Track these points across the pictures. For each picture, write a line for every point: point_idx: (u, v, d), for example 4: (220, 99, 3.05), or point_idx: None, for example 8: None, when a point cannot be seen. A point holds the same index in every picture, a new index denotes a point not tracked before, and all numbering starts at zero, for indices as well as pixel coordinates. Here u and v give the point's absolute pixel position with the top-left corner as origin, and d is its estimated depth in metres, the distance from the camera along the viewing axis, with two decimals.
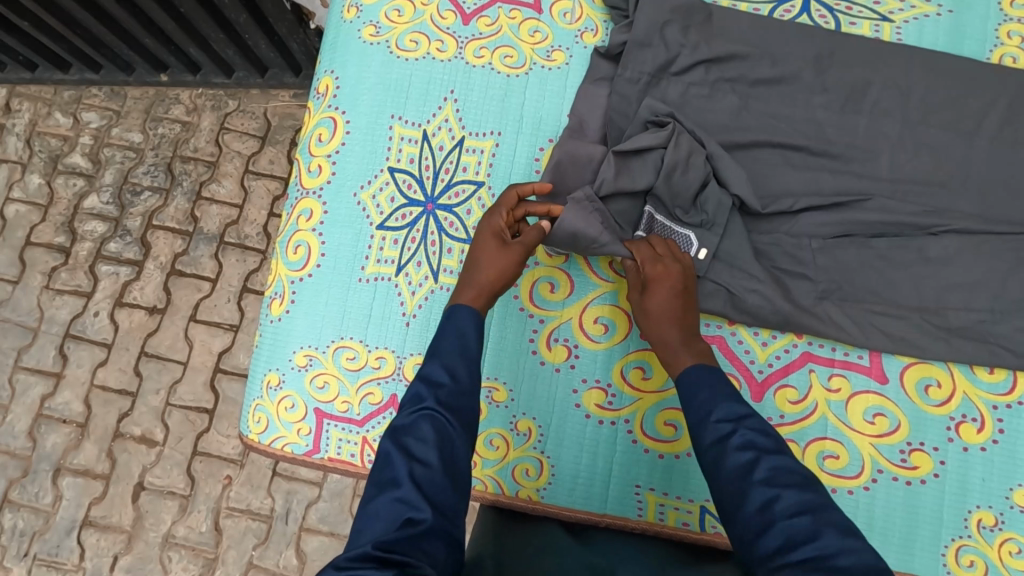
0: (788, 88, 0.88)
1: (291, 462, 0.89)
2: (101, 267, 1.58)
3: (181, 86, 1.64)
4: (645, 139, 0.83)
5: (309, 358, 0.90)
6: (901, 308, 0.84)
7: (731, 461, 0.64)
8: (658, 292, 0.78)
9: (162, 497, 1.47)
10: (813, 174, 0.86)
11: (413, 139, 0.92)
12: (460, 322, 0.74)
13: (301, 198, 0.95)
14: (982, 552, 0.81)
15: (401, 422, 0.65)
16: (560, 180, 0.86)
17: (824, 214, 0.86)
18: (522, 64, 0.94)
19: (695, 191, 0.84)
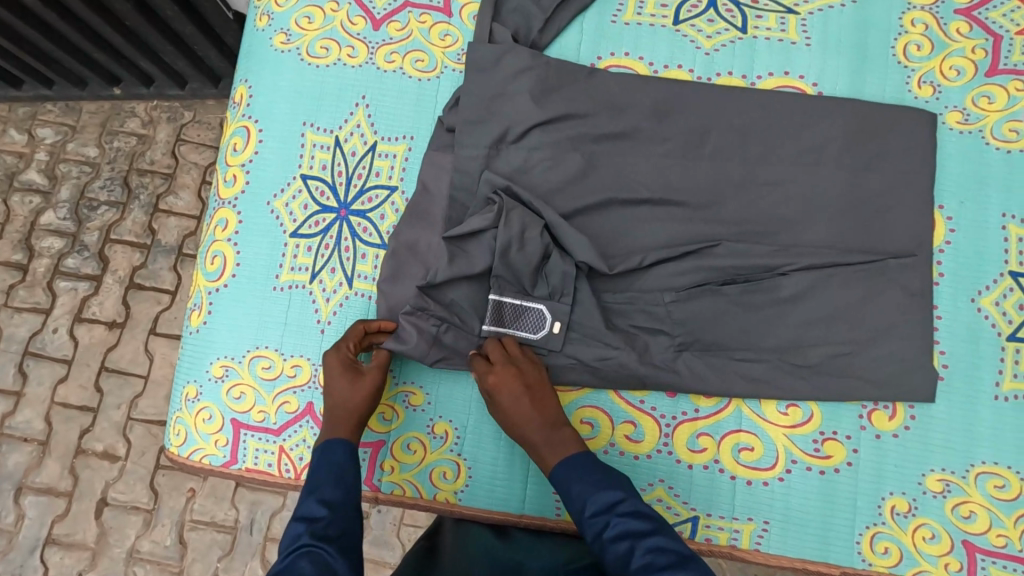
0: (631, 142, 0.88)
1: (210, 474, 0.88)
2: (60, 283, 1.57)
3: (135, 99, 1.64)
4: (474, 224, 0.82)
5: (225, 369, 0.89)
6: (760, 351, 0.85)
7: (612, 554, 0.68)
8: (504, 403, 0.78)
9: (126, 512, 1.47)
10: (663, 225, 0.88)
11: (326, 145, 0.92)
12: (329, 462, 0.75)
13: (219, 208, 0.94)
14: (897, 538, 0.82)
15: (279, 568, 0.64)
16: (399, 273, 0.85)
17: (675, 264, 0.87)
18: (434, 67, 0.94)
19: (537, 264, 0.83)
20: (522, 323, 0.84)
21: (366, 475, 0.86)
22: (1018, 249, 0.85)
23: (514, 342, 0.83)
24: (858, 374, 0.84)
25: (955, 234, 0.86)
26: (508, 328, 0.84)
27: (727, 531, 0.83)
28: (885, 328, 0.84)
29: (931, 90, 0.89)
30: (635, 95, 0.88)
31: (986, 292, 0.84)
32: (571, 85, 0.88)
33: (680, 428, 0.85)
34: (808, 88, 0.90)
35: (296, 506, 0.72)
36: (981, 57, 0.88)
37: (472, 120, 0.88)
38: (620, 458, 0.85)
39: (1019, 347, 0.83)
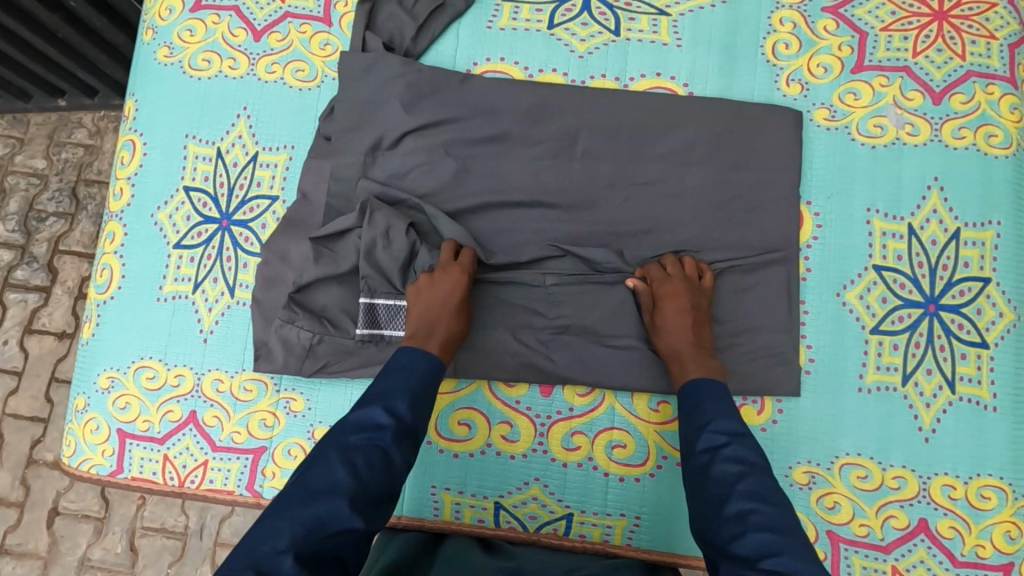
0: (503, 145, 0.90)
1: (96, 483, 0.90)
2: (8, 296, 1.54)
3: (82, 109, 1.59)
4: (340, 224, 0.85)
5: (111, 380, 0.90)
6: (634, 343, 0.87)
7: (718, 471, 0.69)
8: (672, 308, 0.81)
9: (77, 520, 1.46)
10: (542, 225, 0.88)
11: (207, 156, 0.93)
12: (415, 369, 0.75)
13: (107, 221, 0.95)
14: None
15: (355, 442, 0.67)
16: (273, 278, 0.87)
17: (557, 255, 0.88)
18: (314, 77, 0.95)
19: (404, 262, 0.84)
20: (396, 323, 0.86)
21: (247, 480, 0.87)
22: (881, 243, 0.86)
23: (709, 274, 0.84)
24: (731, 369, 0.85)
25: (821, 230, 0.87)
26: (383, 330, 0.86)
27: (600, 527, 0.85)
28: (753, 326, 0.85)
29: (800, 87, 0.90)
30: (506, 99, 0.90)
31: (850, 287, 0.86)
32: (443, 91, 0.90)
33: (556, 425, 0.87)
34: (680, 88, 0.91)
35: (383, 393, 0.72)
36: (848, 53, 0.90)
37: (347, 127, 0.89)
38: (496, 457, 0.87)
39: (882, 340, 0.84)
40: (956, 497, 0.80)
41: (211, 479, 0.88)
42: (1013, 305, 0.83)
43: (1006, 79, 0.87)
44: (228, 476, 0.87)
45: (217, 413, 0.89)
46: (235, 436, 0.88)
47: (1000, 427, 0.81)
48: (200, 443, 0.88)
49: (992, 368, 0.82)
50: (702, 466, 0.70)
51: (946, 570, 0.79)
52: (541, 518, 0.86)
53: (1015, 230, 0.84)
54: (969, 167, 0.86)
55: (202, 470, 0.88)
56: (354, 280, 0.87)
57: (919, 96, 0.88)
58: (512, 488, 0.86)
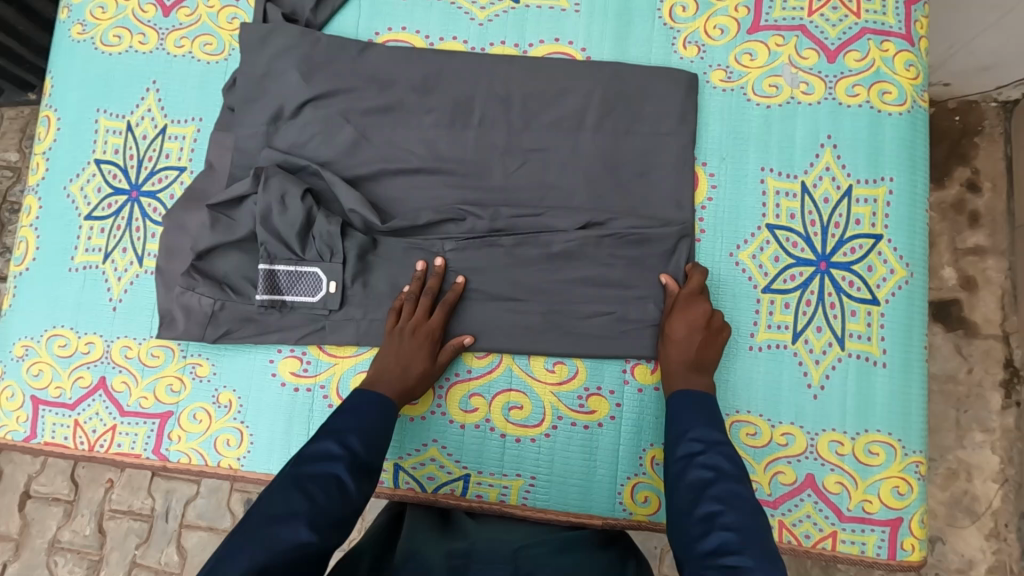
0: (400, 113, 0.90)
1: (12, 449, 0.92)
2: None
3: None
4: (236, 190, 0.86)
5: (25, 349, 0.93)
6: (530, 307, 0.87)
7: (692, 475, 0.70)
8: (683, 320, 0.80)
9: (48, 503, 1.50)
10: (438, 192, 0.89)
11: (118, 130, 0.95)
12: (366, 406, 0.76)
13: (26, 195, 0.98)
14: (655, 488, 0.84)
15: (309, 472, 0.69)
16: (174, 248, 0.89)
17: (453, 221, 0.89)
18: (221, 50, 0.96)
19: (300, 227, 0.85)
20: (297, 286, 0.87)
21: (154, 444, 0.89)
22: (775, 203, 0.86)
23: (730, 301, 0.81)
24: (625, 330, 0.85)
25: (716, 191, 0.87)
26: (284, 295, 0.87)
27: (496, 487, 0.86)
28: (651, 289, 0.85)
29: (697, 50, 0.90)
30: (404, 69, 0.91)
31: (744, 246, 0.86)
32: (340, 60, 0.91)
33: (454, 389, 0.88)
34: (577, 53, 0.92)
35: (335, 425, 0.74)
36: (743, 15, 0.90)
37: (247, 99, 0.91)
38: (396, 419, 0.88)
39: (775, 298, 0.84)
40: (844, 453, 0.81)
41: (119, 444, 0.90)
42: (905, 261, 0.83)
43: (901, 37, 0.87)
44: (135, 441, 0.89)
45: (125, 378, 0.91)
46: (142, 401, 0.90)
47: (885, 384, 0.81)
48: (109, 409, 0.90)
49: (882, 324, 0.82)
50: (676, 471, 0.72)
51: (832, 525, 0.80)
52: (438, 478, 0.87)
53: (906, 186, 0.84)
54: (861, 125, 0.86)
55: (110, 435, 0.90)
56: (253, 246, 0.88)
57: (814, 54, 0.87)
58: (411, 450, 0.87)
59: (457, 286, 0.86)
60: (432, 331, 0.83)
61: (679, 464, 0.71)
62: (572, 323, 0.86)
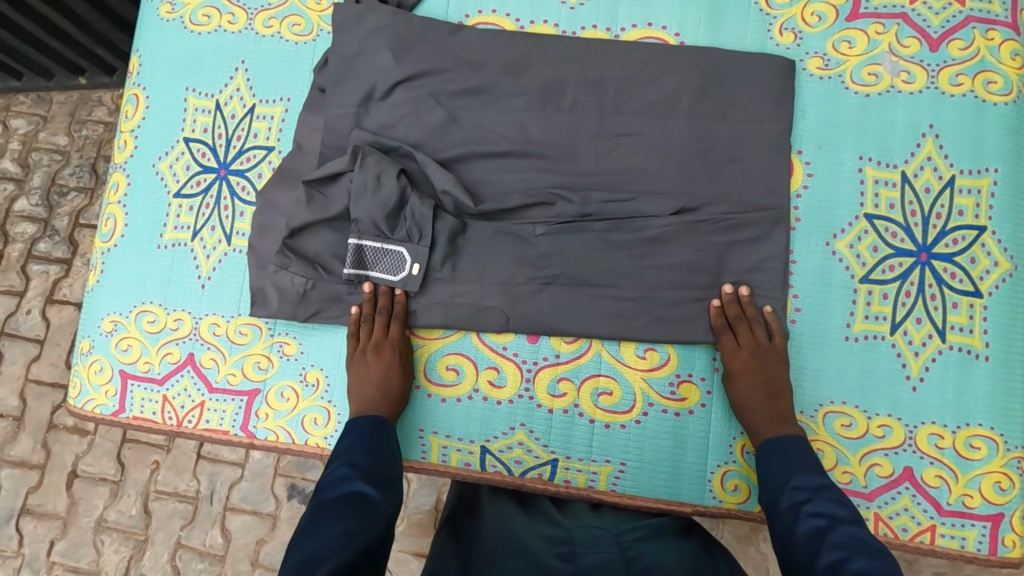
0: (491, 96, 0.90)
1: (100, 423, 0.93)
2: (32, 267, 1.60)
3: (102, 88, 1.65)
4: (332, 167, 0.87)
5: (114, 324, 0.94)
6: (620, 294, 0.85)
7: (805, 527, 0.68)
8: (744, 383, 0.80)
9: (94, 483, 1.51)
10: (528, 177, 0.88)
11: (207, 109, 0.96)
12: (368, 427, 0.80)
13: (113, 172, 0.99)
14: (744, 476, 0.83)
15: (331, 496, 0.71)
16: (267, 226, 0.90)
17: (542, 207, 0.88)
18: (309, 31, 0.96)
19: (393, 207, 0.85)
20: (380, 265, 0.87)
21: (242, 421, 0.90)
22: (873, 192, 0.85)
23: (781, 334, 0.82)
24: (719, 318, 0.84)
25: (811, 179, 0.86)
26: (369, 272, 0.87)
27: (585, 473, 0.86)
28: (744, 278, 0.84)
29: (793, 36, 0.89)
30: (496, 52, 0.90)
31: (840, 236, 0.84)
32: (433, 42, 0.90)
33: (542, 371, 0.87)
34: (669, 38, 0.91)
35: (341, 454, 0.77)
36: (842, 1, 0.89)
37: (338, 79, 0.91)
38: (483, 403, 0.88)
39: (872, 289, 0.83)
40: (944, 447, 0.80)
41: (207, 419, 0.90)
42: (1008, 254, 0.82)
43: (1007, 26, 0.85)
44: (224, 417, 0.90)
45: (213, 355, 0.91)
46: (230, 378, 0.91)
47: (987, 377, 0.80)
48: (197, 385, 0.91)
49: (984, 318, 0.81)
50: (787, 524, 0.70)
51: (931, 519, 0.79)
52: (526, 463, 0.87)
53: (1011, 178, 0.83)
54: (964, 114, 0.84)
55: (198, 410, 0.91)
56: (344, 225, 0.89)
57: (915, 43, 0.86)
58: (498, 433, 0.87)
59: (401, 296, 0.87)
60: (389, 349, 0.85)
61: (788, 516, 0.70)
62: (663, 310, 0.85)
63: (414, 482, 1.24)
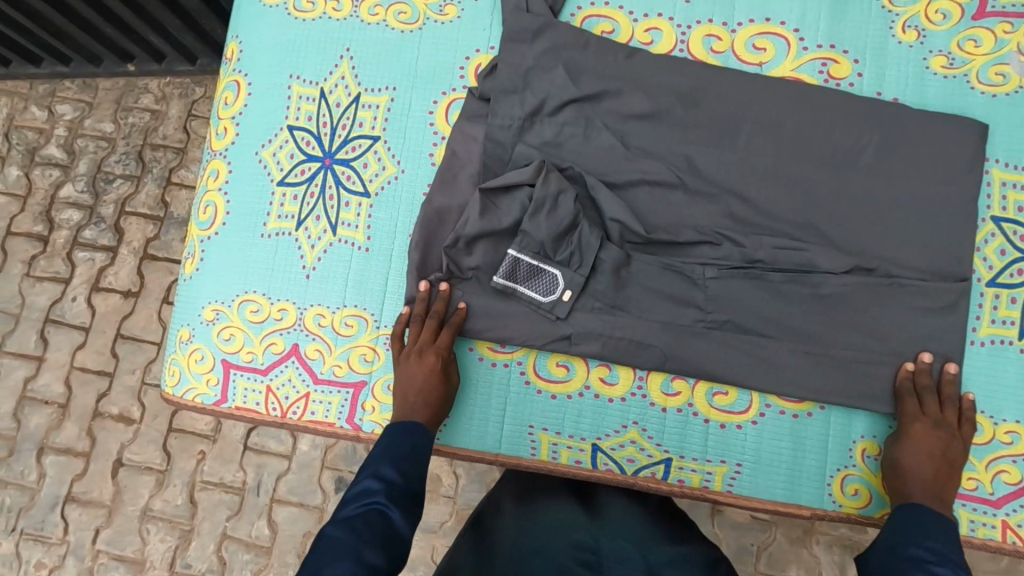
0: (624, 98, 0.88)
1: (200, 412, 0.93)
2: (78, 254, 1.59)
3: (147, 76, 1.64)
4: (513, 178, 0.84)
5: (215, 313, 0.93)
6: (758, 309, 0.85)
7: None
8: (919, 454, 0.77)
9: (139, 472, 1.49)
10: (692, 210, 0.87)
11: (311, 97, 0.95)
12: (409, 437, 0.79)
13: (211, 159, 0.98)
14: (866, 481, 0.82)
15: (350, 512, 0.72)
16: (429, 237, 0.87)
17: (712, 248, 0.86)
18: (416, 19, 0.95)
19: (565, 228, 0.84)
20: (535, 282, 0.85)
21: (348, 413, 0.89)
22: (1001, 194, 0.84)
23: (970, 423, 0.79)
24: (853, 329, 0.83)
25: None
26: (518, 285, 0.86)
27: (699, 473, 0.85)
28: (875, 286, 0.83)
29: (916, 34, 0.88)
30: (618, 49, 0.89)
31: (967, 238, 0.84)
32: (563, 40, 0.88)
33: (655, 371, 0.86)
34: (789, 34, 0.89)
35: (374, 462, 0.78)
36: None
37: (505, 89, 0.88)
38: (594, 400, 0.87)
39: (999, 293, 0.83)
40: None
41: (312, 411, 0.89)
42: None
43: None
44: (329, 409, 0.89)
45: (318, 346, 0.90)
46: (336, 370, 0.90)
47: None
48: (302, 375, 0.90)
49: None
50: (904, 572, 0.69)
51: None
52: (639, 461, 0.86)
53: None
54: None
55: (304, 402, 0.90)
56: (507, 240, 0.87)
57: None
58: (611, 431, 0.87)
59: (462, 310, 0.85)
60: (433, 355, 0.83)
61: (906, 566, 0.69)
62: (798, 319, 0.84)
63: (463, 477, 1.23)
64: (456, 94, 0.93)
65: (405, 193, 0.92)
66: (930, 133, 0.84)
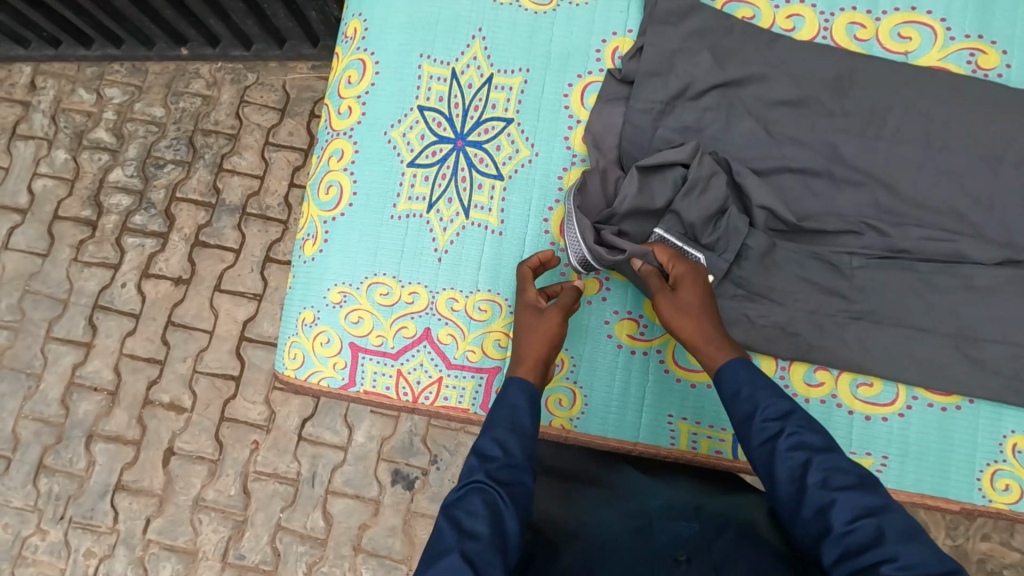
0: (772, 84, 0.87)
1: (327, 396, 0.91)
2: (127, 240, 1.53)
3: (201, 60, 1.59)
4: (668, 156, 0.83)
5: (343, 295, 0.91)
6: (900, 297, 0.83)
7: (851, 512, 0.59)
8: (692, 291, 0.76)
9: (192, 461, 1.43)
10: (837, 197, 0.85)
11: (442, 77, 0.93)
12: (509, 396, 0.73)
13: (332, 139, 0.95)
14: (1016, 475, 0.82)
15: (452, 498, 0.63)
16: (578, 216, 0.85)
17: (856, 238, 0.84)
18: (548, 1, 0.94)
19: (714, 212, 0.84)
20: None
21: (481, 400, 0.88)
22: None
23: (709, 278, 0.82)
24: (999, 324, 0.82)
25: None
26: None
27: None
28: (1020, 278, 0.82)
29: None
30: (760, 35, 0.88)
31: None
32: (709, 28, 0.88)
33: (799, 361, 0.84)
34: (936, 24, 0.88)
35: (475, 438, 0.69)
36: None
37: (650, 73, 0.87)
38: None
39: None
40: None
41: (444, 397, 0.88)
42: None
43: None
44: (462, 395, 0.88)
45: (451, 331, 0.89)
46: (469, 355, 0.88)
47: None
48: (434, 360, 0.88)
49: None
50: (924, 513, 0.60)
51: None
52: None
53: None
54: None
55: (435, 387, 0.88)
56: (651, 223, 0.86)
57: None
58: None
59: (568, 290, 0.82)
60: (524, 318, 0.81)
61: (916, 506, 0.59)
62: (944, 311, 0.83)
63: None
64: (593, 76, 0.92)
65: (540, 177, 0.91)
66: None
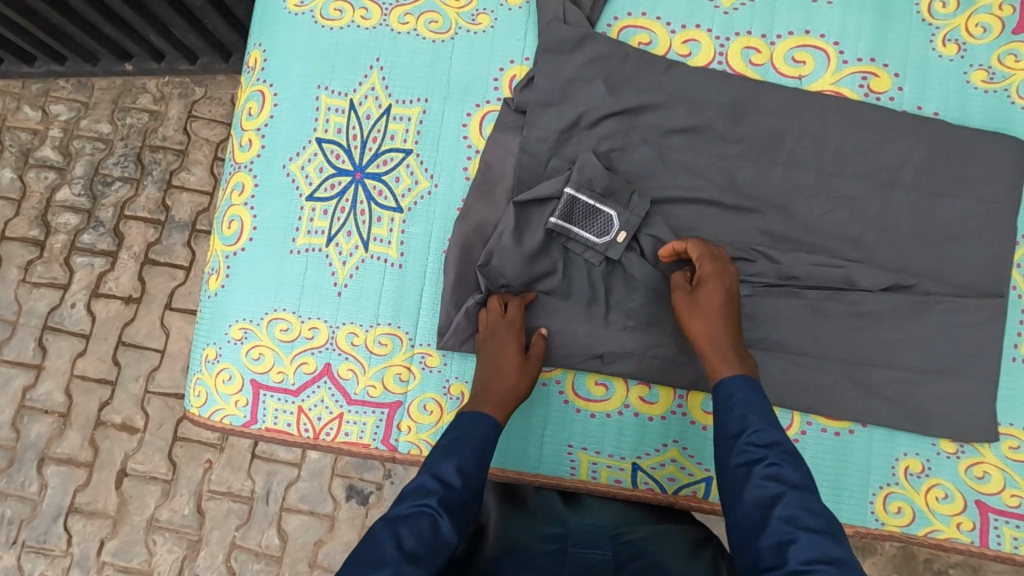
0: (668, 111, 0.86)
1: (229, 433, 0.90)
2: (76, 259, 1.51)
3: (147, 74, 1.55)
4: (544, 188, 0.84)
5: (244, 331, 0.90)
6: (795, 324, 0.83)
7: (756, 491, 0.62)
8: (713, 293, 0.77)
9: (145, 481, 1.42)
10: (733, 227, 0.85)
11: (340, 108, 0.92)
12: (483, 423, 0.73)
13: (235, 172, 0.94)
14: (909, 498, 0.83)
15: (401, 512, 0.63)
16: (463, 257, 0.87)
17: (750, 265, 0.84)
18: (448, 28, 0.93)
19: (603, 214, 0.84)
20: (591, 222, 0.84)
21: (383, 434, 0.87)
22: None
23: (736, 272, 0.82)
24: (890, 349, 0.83)
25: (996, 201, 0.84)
26: (575, 227, 0.85)
27: None
28: (910, 303, 0.83)
29: (957, 48, 0.88)
30: (656, 61, 0.87)
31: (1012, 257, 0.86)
32: (605, 54, 0.87)
33: (695, 391, 0.86)
34: (829, 47, 0.88)
35: (435, 459, 0.69)
36: (1008, 14, 0.87)
37: (544, 102, 0.86)
38: (634, 418, 0.86)
39: None
40: None
41: (346, 432, 0.88)
42: None
43: None
44: (365, 429, 0.88)
45: (351, 365, 0.88)
46: (370, 390, 0.88)
47: None
48: (335, 396, 0.88)
49: None
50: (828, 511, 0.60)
51: None
52: (679, 480, 0.85)
53: None
54: None
55: (337, 423, 0.88)
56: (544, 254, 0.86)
57: None
58: (651, 449, 0.86)
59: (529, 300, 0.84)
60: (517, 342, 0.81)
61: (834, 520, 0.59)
62: (837, 335, 0.83)
63: None
64: (490, 106, 0.91)
65: (440, 207, 0.90)
66: (969, 152, 0.84)
